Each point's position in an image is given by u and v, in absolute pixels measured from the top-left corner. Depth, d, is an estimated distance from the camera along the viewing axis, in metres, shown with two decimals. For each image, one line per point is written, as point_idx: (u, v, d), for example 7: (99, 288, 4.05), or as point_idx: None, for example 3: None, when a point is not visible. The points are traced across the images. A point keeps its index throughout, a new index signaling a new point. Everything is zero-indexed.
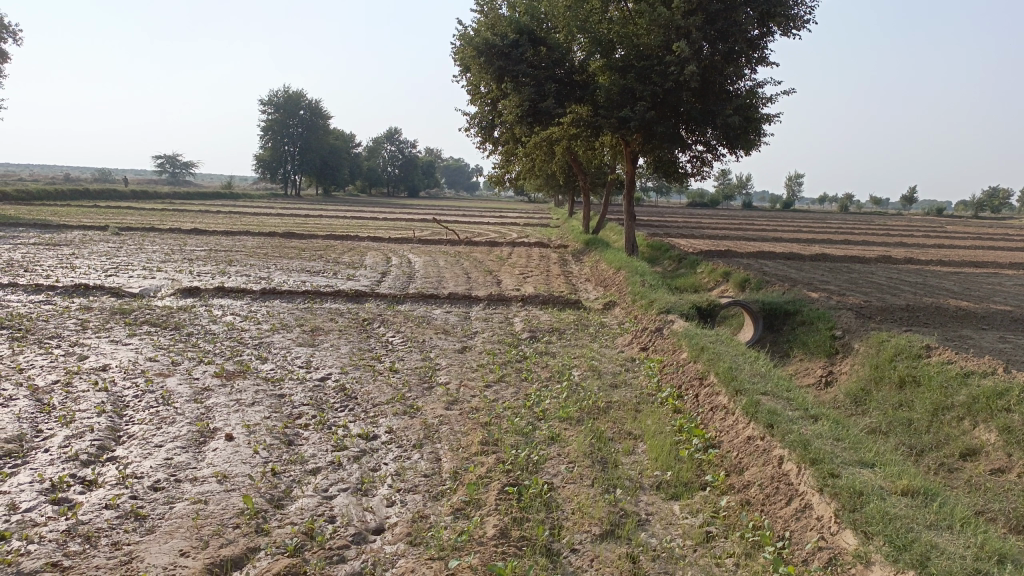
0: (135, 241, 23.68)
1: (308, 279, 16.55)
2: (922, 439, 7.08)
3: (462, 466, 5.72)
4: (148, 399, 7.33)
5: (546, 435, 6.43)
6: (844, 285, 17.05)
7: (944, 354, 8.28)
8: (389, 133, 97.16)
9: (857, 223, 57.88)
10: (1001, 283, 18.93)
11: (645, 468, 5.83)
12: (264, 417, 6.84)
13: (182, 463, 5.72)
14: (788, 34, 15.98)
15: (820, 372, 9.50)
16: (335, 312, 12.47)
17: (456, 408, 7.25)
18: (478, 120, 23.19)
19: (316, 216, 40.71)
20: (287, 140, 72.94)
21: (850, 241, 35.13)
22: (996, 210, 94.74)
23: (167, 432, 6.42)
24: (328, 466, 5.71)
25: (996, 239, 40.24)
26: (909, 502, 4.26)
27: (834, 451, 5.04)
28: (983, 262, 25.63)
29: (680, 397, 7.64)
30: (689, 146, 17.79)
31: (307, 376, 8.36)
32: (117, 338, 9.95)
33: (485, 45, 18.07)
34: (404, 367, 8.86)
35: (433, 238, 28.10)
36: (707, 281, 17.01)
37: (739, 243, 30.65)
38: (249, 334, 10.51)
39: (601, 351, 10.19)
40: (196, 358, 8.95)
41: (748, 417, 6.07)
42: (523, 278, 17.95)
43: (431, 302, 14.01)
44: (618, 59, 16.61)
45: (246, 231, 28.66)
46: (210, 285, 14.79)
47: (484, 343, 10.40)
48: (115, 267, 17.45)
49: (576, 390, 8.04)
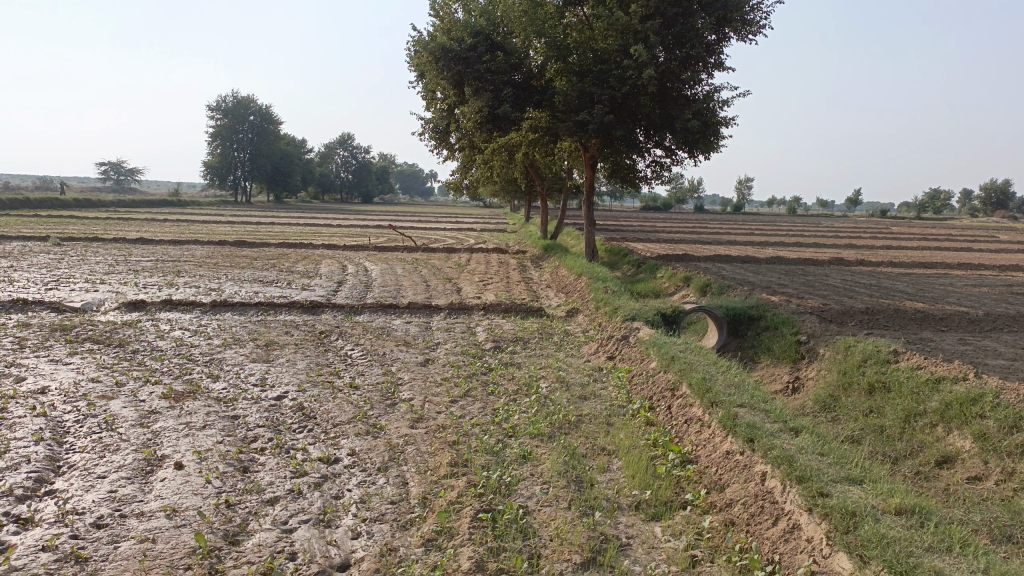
0: (78, 251, 22.77)
1: (260, 290, 16.00)
2: (896, 447, 7.00)
3: (431, 492, 5.40)
4: (89, 425, 6.85)
5: (517, 453, 6.16)
6: (802, 287, 17.21)
7: (913, 359, 8.24)
8: (342, 138, 96.27)
9: (806, 226, 59.02)
10: (953, 284, 19.29)
11: (622, 486, 5.57)
12: (216, 441, 6.42)
13: (127, 496, 5.30)
14: (744, 40, 16.01)
15: (787, 378, 9.42)
16: (291, 325, 12.02)
17: (421, 426, 6.93)
18: (433, 125, 22.86)
19: (267, 224, 39.75)
20: (237, 146, 71.51)
21: (800, 244, 35.68)
22: (937, 212, 97.82)
23: (111, 462, 5.97)
24: (287, 495, 5.34)
25: (939, 240, 41.38)
26: (903, 522, 4.10)
27: (820, 467, 4.86)
28: (933, 263, 26.19)
29: (651, 409, 7.43)
30: (647, 151, 17.72)
31: (262, 395, 7.94)
32: (57, 357, 9.39)
33: (440, 49, 17.72)
34: (365, 383, 8.49)
35: (389, 246, 27.63)
36: (668, 285, 16.95)
37: (694, 246, 30.92)
38: (199, 350, 10.03)
39: (568, 361, 9.95)
40: (142, 378, 8.46)
41: (725, 431, 5.88)
42: (483, 285, 17.68)
43: (390, 312, 13.65)
44: (574, 64, 16.46)
45: (195, 240, 27.82)
46: (157, 298, 14.19)
47: (447, 355, 10.07)
48: (55, 279, 16.69)
49: (544, 403, 7.78)
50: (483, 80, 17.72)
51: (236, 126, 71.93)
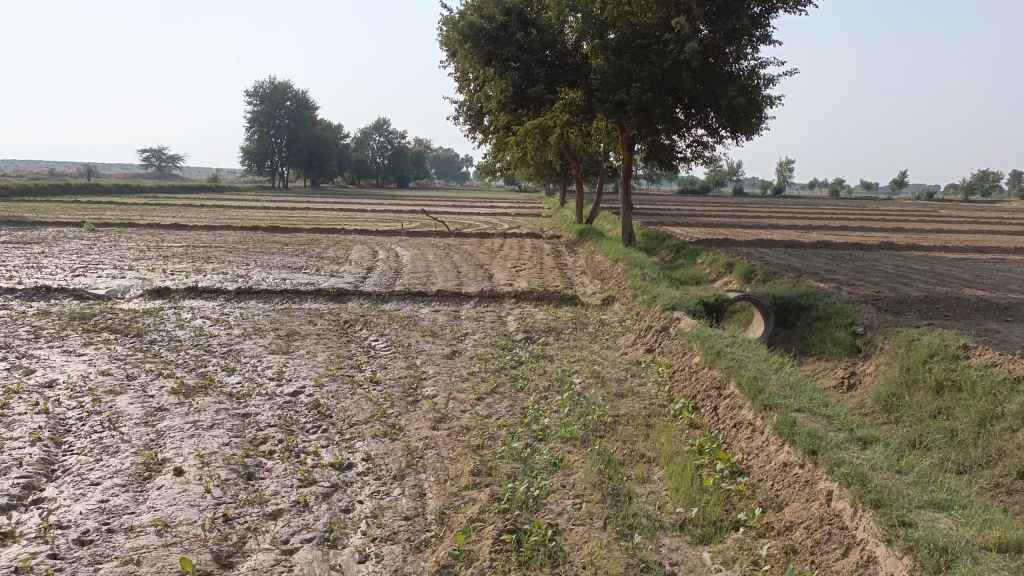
0: (111, 237, 22.67)
1: (288, 276, 15.62)
2: (970, 454, 6.29)
3: (449, 506, 4.84)
4: (92, 423, 6.42)
5: (547, 461, 5.58)
6: (851, 274, 16.32)
7: (986, 354, 7.48)
8: (377, 123, 96.47)
9: (850, 209, 57.22)
10: (1011, 270, 18.24)
11: (664, 502, 4.94)
12: (222, 444, 5.93)
13: (118, 508, 4.83)
14: (792, 11, 15.12)
15: (841, 373, 8.70)
16: (314, 313, 11.56)
17: (443, 428, 6.37)
18: (466, 107, 22.27)
19: (300, 209, 39.55)
20: (273, 131, 71.71)
21: (845, 227, 34.50)
22: (987, 194, 94.65)
23: (108, 466, 5.52)
24: (291, 508, 4.82)
25: (991, 223, 39.75)
26: (1005, 564, 3.45)
27: (898, 488, 4.18)
28: (989, 247, 24.95)
29: (695, 410, 6.78)
30: (687, 130, 16.90)
31: (278, 390, 7.45)
32: (71, 348, 9.03)
33: (470, 28, 17.11)
34: (386, 378, 7.96)
35: (421, 231, 27.16)
36: (709, 272, 16.21)
37: (735, 230, 29.86)
38: (217, 340, 9.59)
39: (603, 354, 9.32)
40: (154, 371, 8.03)
41: (782, 439, 5.23)
42: (515, 272, 17.09)
43: (418, 300, 13.12)
44: (611, 40, 15.75)
45: (228, 225, 27.63)
46: (182, 284, 13.84)
47: (475, 347, 9.51)
48: (85, 266, 16.49)
49: (578, 402, 7.16)
50: (515, 59, 17.05)
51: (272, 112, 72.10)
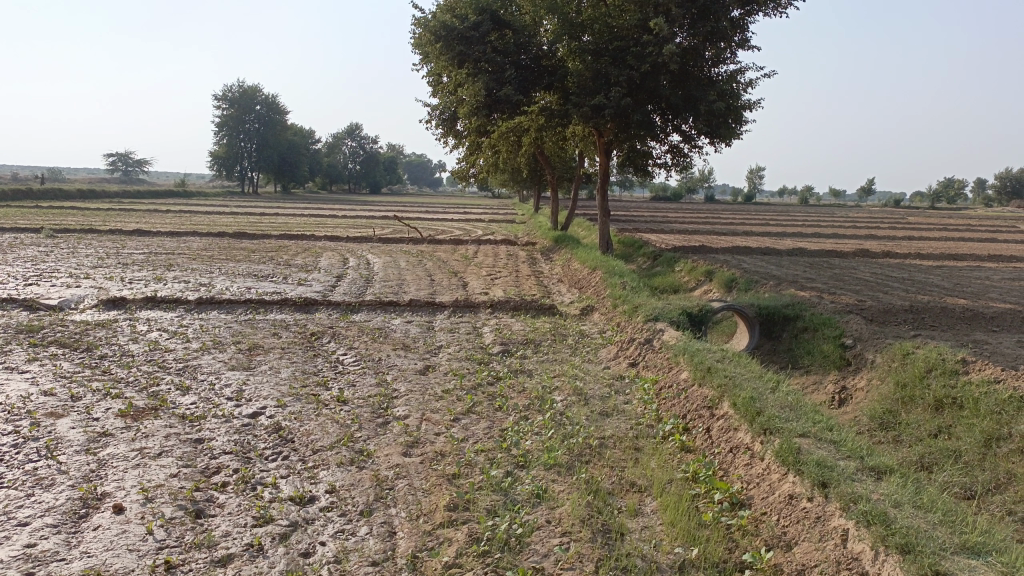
0: (69, 244, 21.79)
1: (254, 285, 14.97)
2: (976, 477, 5.94)
3: (422, 549, 4.34)
4: (26, 452, 5.80)
5: (529, 491, 5.09)
6: (830, 282, 16.08)
7: (985, 369, 7.15)
8: (349, 128, 95.66)
9: (822, 216, 57.53)
10: (989, 278, 18.15)
11: (661, 540, 4.48)
12: (170, 475, 5.36)
13: (45, 554, 4.25)
14: (770, 16, 14.85)
15: (832, 388, 8.34)
16: (280, 325, 10.97)
17: (416, 454, 5.86)
18: (440, 111, 21.78)
19: (269, 215, 38.80)
20: (243, 135, 70.46)
21: (820, 234, 34.53)
22: (953, 201, 96.18)
23: (39, 503, 4.92)
24: (243, 553, 4.28)
25: (960, 230, 40.13)
26: None
27: (924, 529, 3.77)
28: (964, 254, 24.96)
29: (686, 431, 6.33)
30: (665, 136, 16.56)
31: (235, 412, 6.87)
32: (13, 364, 8.37)
33: (443, 29, 16.56)
34: (354, 397, 7.41)
35: (394, 237, 26.54)
36: (689, 280, 15.86)
37: (710, 237, 29.72)
38: (173, 355, 8.98)
39: (585, 368, 8.85)
40: (101, 391, 7.40)
41: (785, 467, 4.80)
42: (490, 280, 16.62)
43: (389, 310, 12.59)
44: (588, 43, 15.33)
45: (193, 231, 26.79)
46: (140, 294, 13.13)
47: (450, 361, 9.00)
48: (38, 274, 15.68)
49: (560, 422, 6.67)
50: (489, 61, 16.58)
51: (242, 116, 70.90)
